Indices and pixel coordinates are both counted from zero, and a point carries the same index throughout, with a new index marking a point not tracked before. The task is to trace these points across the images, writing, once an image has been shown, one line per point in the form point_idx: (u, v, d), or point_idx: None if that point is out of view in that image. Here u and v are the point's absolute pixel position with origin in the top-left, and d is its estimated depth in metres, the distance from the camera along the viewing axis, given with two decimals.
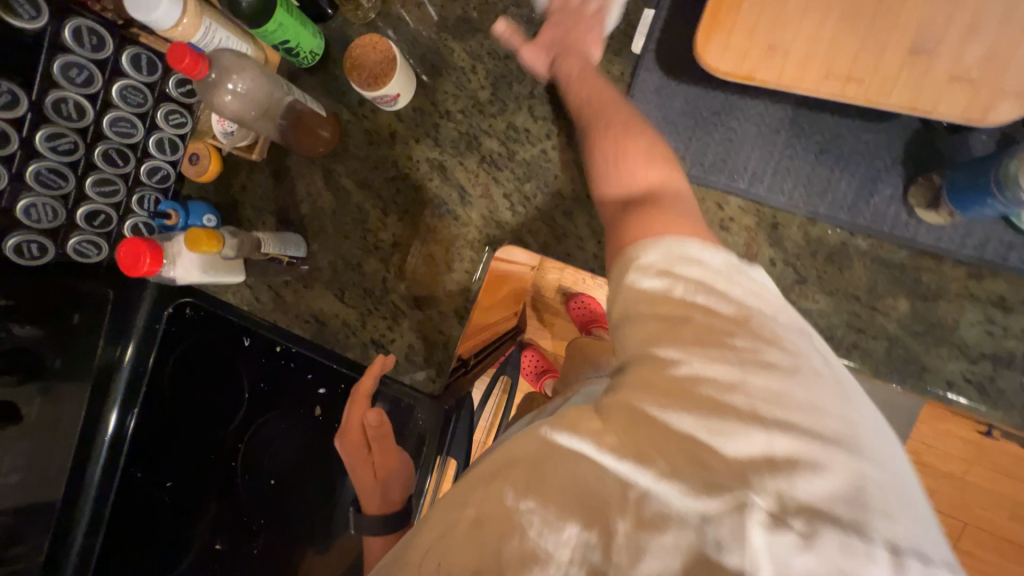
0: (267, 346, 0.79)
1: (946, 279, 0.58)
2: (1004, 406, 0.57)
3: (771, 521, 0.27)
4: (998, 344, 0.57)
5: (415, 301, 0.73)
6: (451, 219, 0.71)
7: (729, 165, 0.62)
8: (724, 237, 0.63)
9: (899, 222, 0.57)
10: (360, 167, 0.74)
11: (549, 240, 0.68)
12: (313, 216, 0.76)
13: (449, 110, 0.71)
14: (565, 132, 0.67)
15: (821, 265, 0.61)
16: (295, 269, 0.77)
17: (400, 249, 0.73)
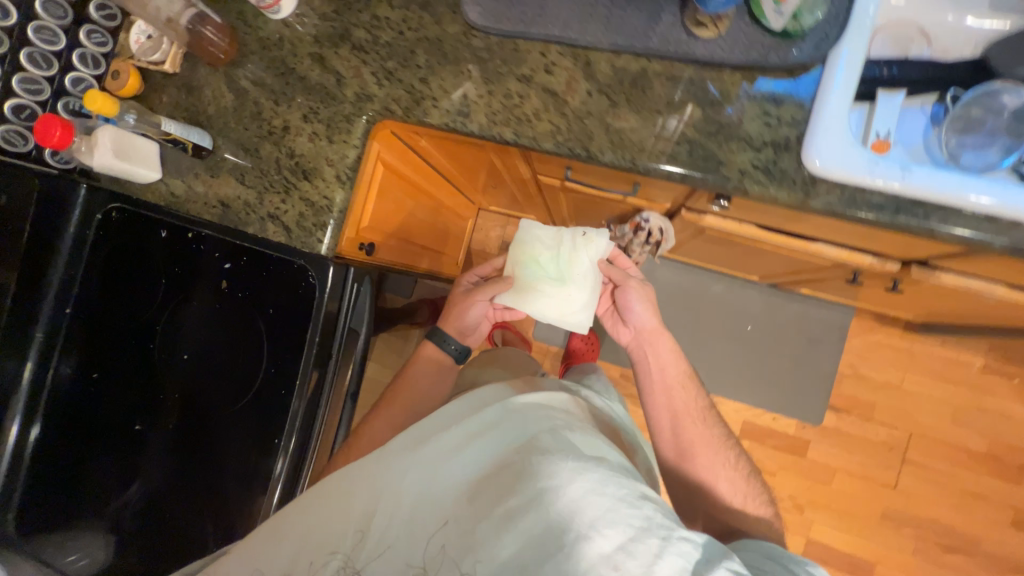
0: (179, 235, 0.88)
1: (726, 85, 0.68)
2: (785, 185, 0.66)
3: None
4: (775, 132, 0.66)
5: (305, 173, 0.83)
6: (332, 100, 0.83)
7: (544, 18, 0.73)
8: (549, 80, 0.74)
9: (680, 41, 0.68)
10: (255, 70, 0.87)
11: (411, 105, 0.79)
12: (218, 115, 0.88)
13: (326, 13, 0.84)
14: (418, 14, 0.80)
15: (627, 90, 0.71)
16: (204, 162, 0.87)
17: (291, 132, 0.84)
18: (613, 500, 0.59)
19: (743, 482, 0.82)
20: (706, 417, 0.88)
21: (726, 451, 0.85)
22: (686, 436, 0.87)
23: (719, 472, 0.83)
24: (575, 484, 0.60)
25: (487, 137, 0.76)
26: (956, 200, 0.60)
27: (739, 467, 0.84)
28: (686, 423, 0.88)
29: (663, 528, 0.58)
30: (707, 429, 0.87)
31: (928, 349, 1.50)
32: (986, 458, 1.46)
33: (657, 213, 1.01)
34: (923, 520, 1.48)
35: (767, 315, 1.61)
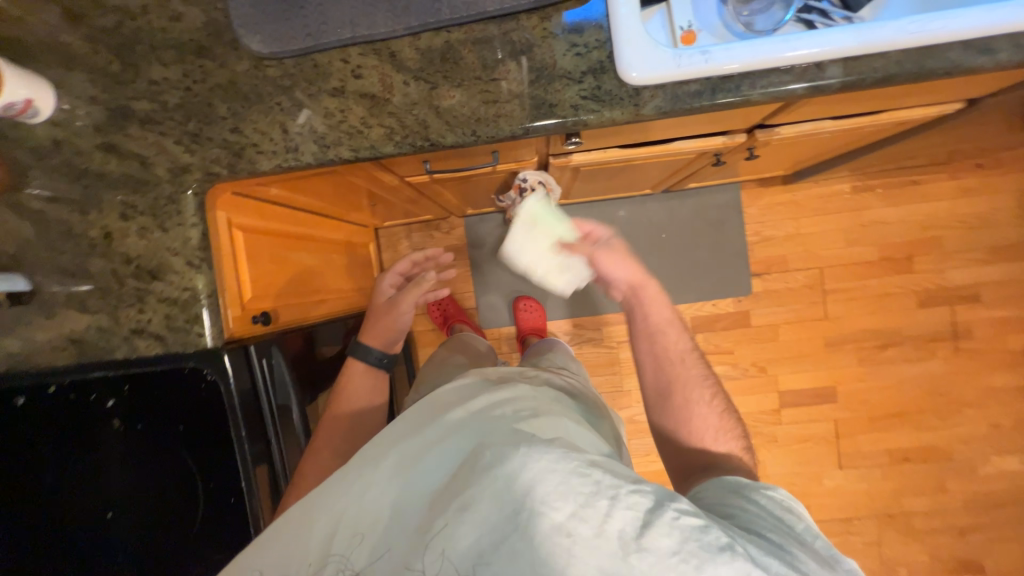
0: (40, 395, 0.77)
1: (528, 30, 0.68)
2: (616, 104, 0.68)
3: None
4: (588, 59, 0.68)
5: (152, 274, 0.75)
6: (145, 187, 0.74)
7: (329, 24, 0.69)
8: (362, 84, 0.71)
9: (468, 2, 0.67)
10: (43, 185, 0.75)
11: (233, 161, 0.73)
12: (21, 250, 0.76)
13: (94, 96, 0.74)
14: (197, 64, 0.72)
15: (441, 67, 0.69)
16: (29, 306, 0.76)
17: (115, 237, 0.75)
18: (565, 472, 0.57)
19: (721, 423, 0.79)
20: (687, 358, 0.84)
21: (706, 389, 0.81)
22: (666, 379, 0.83)
23: (699, 417, 0.79)
24: (530, 467, 0.58)
25: (326, 163, 0.72)
26: (746, 64, 0.65)
27: (719, 407, 0.81)
28: (678, 367, 0.83)
29: (617, 484, 0.57)
30: (688, 371, 0.83)
31: (809, 192, 1.67)
32: (882, 262, 1.67)
33: (531, 169, 1.03)
34: (857, 334, 1.69)
35: (673, 218, 1.71)
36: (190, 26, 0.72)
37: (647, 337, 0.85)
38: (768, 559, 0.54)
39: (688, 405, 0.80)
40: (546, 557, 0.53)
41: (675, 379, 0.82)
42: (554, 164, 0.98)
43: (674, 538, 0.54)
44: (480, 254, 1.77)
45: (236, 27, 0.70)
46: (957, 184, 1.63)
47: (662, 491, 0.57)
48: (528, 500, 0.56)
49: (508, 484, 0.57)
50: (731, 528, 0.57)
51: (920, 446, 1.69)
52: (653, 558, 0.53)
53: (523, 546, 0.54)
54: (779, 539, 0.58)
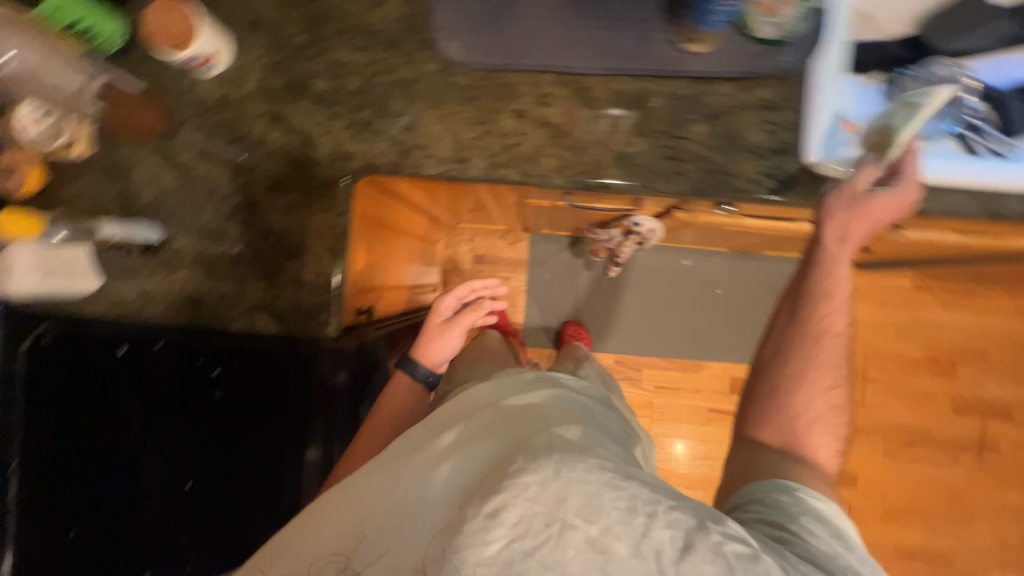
0: (144, 349, 0.74)
1: (724, 97, 0.69)
2: (795, 188, 0.68)
3: None
4: (776, 138, 0.68)
5: (289, 252, 0.73)
6: (302, 164, 0.73)
7: (530, 47, 0.69)
8: (547, 112, 0.70)
9: (674, 58, 0.68)
10: (197, 139, 0.74)
11: (398, 159, 0.72)
12: (161, 200, 0.74)
13: (271, 63, 0.73)
14: (385, 55, 0.71)
15: (629, 113, 0.69)
16: (158, 257, 0.74)
17: (260, 207, 0.73)
18: (597, 486, 0.55)
19: (829, 413, 0.64)
20: (835, 338, 0.65)
21: (835, 378, 0.65)
22: (791, 353, 0.65)
23: (807, 399, 0.64)
24: (561, 475, 0.56)
25: (492, 181, 0.72)
26: (921, 177, 0.67)
27: (835, 396, 0.64)
28: (822, 334, 0.65)
29: (658, 506, 0.54)
30: (817, 351, 0.64)
31: (871, 280, 1.70)
32: (926, 362, 1.70)
33: (649, 217, 1.01)
34: (888, 426, 1.71)
35: (735, 277, 1.73)
36: (386, 17, 0.71)
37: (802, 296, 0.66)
38: None
39: (804, 385, 0.64)
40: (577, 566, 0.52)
41: (812, 357, 0.64)
42: (676, 216, 0.98)
43: (718, 567, 0.51)
44: (538, 272, 1.77)
45: (435, 30, 0.70)
46: (1012, 303, 1.67)
47: (705, 518, 0.55)
48: (558, 507, 0.54)
49: (536, 490, 0.55)
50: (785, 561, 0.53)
51: (926, 547, 1.71)
52: None
53: (551, 554, 0.53)
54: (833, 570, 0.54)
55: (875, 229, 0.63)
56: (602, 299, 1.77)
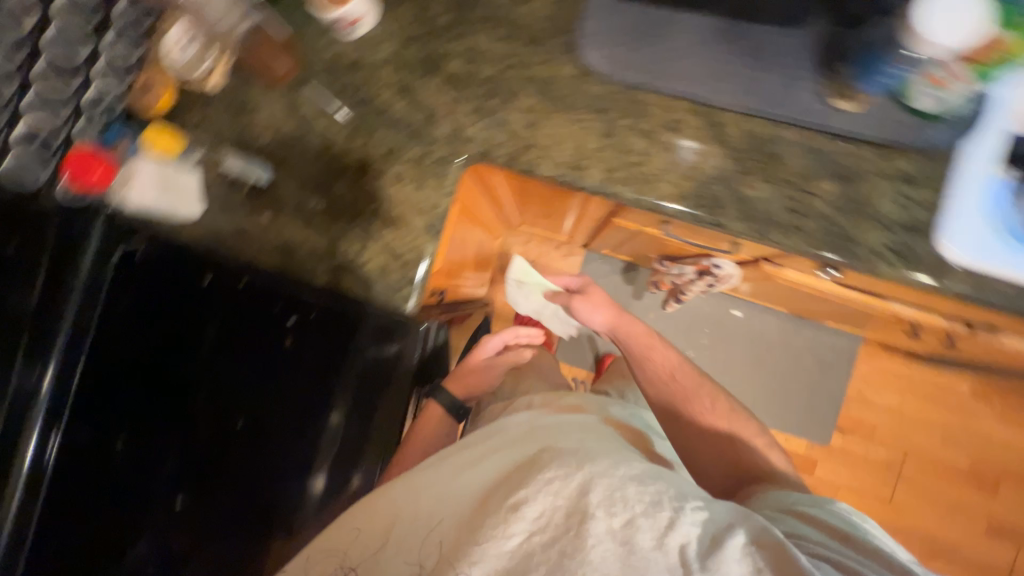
0: (230, 284, 0.75)
1: (862, 161, 0.66)
2: (919, 268, 0.65)
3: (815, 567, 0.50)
4: (909, 214, 0.65)
5: (387, 220, 0.73)
6: (419, 138, 0.73)
7: (672, 70, 0.68)
8: (675, 138, 0.69)
9: (819, 112, 0.65)
10: (324, 93, 0.75)
11: (514, 153, 0.72)
12: (277, 144, 0.75)
13: (413, 36, 0.74)
14: (525, 50, 0.72)
15: (759, 156, 0.68)
16: (261, 197, 0.75)
17: (370, 170, 0.74)
18: (621, 480, 0.55)
19: (721, 413, 0.90)
20: (682, 370, 0.93)
21: (702, 400, 0.90)
22: (665, 389, 0.92)
23: (743, 451, 0.86)
24: (587, 469, 0.56)
25: (602, 194, 0.70)
26: None
27: (721, 405, 0.90)
28: (658, 377, 0.93)
29: (686, 507, 0.53)
30: (686, 384, 0.91)
31: (927, 375, 1.62)
32: (970, 474, 1.60)
33: (733, 262, 0.99)
34: (914, 531, 1.62)
35: (785, 341, 1.67)
36: (535, 13, 0.72)
37: (642, 366, 0.94)
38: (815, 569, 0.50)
39: (695, 439, 0.87)
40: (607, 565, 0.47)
41: (670, 405, 0.90)
42: (761, 268, 0.95)
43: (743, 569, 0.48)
44: None
45: (581, 36, 0.70)
46: None
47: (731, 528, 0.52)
48: (581, 497, 0.53)
49: (559, 484, 0.55)
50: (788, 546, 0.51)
51: None
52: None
53: (575, 541, 0.49)
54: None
55: (638, 328, 0.98)
56: None
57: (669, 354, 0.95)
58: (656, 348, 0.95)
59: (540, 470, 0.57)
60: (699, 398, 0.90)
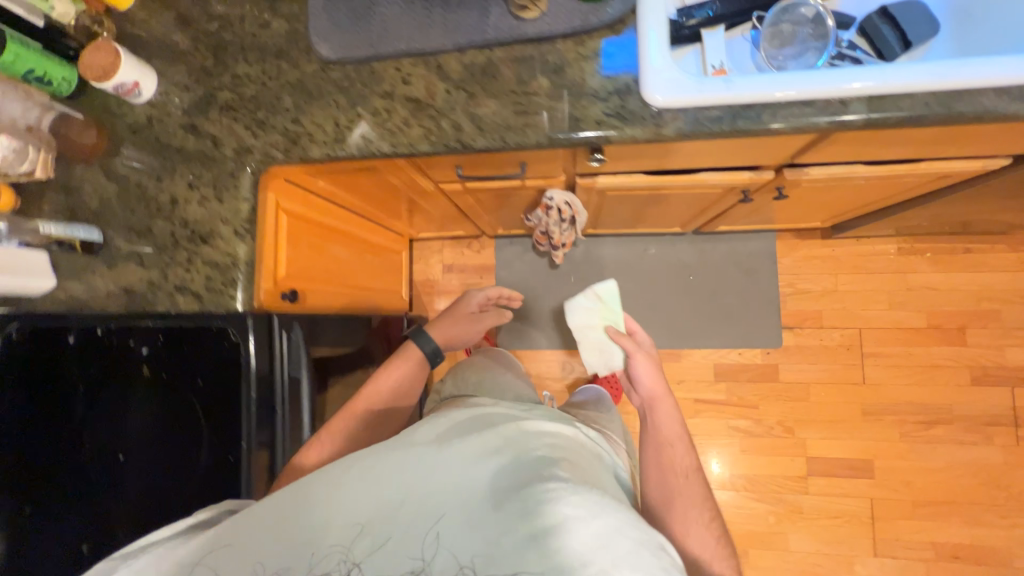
0: (89, 335, 0.85)
1: (562, 53, 0.75)
2: (639, 122, 0.72)
3: None
4: (615, 81, 0.73)
5: (202, 237, 0.83)
6: (212, 162, 0.84)
7: (388, 37, 0.79)
8: (409, 89, 0.79)
9: (512, 26, 0.75)
10: (132, 153, 0.88)
11: (288, 147, 0.82)
12: (102, 207, 0.87)
13: (188, 84, 0.87)
14: (274, 64, 0.84)
15: (479, 79, 0.77)
16: (98, 253, 0.86)
17: (179, 202, 0.84)
18: (631, 539, 0.51)
19: (715, 545, 0.79)
20: (688, 474, 0.86)
21: (702, 511, 0.82)
22: (670, 488, 0.84)
23: (692, 514, 0.82)
24: (607, 513, 0.53)
25: (367, 155, 0.80)
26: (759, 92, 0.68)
27: (714, 528, 0.81)
28: (669, 497, 0.83)
29: (640, 544, 0.51)
30: (689, 489, 0.84)
31: (850, 248, 1.62)
32: (931, 330, 1.56)
33: (559, 189, 1.06)
34: (900, 405, 1.55)
35: (704, 260, 1.69)
36: (276, 33, 0.85)
37: (685, 476, 0.86)
38: None
39: (672, 504, 0.83)
40: None
41: (677, 508, 0.82)
42: (580, 184, 1.02)
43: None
44: (507, 275, 1.82)
45: (312, 36, 0.82)
46: (1018, 256, 1.53)
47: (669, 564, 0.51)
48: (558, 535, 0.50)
49: (598, 524, 0.51)
50: None
51: (973, 545, 1.48)
52: None
53: None
54: None
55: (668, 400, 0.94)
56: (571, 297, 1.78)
57: (646, 379, 0.97)
58: (647, 378, 0.97)
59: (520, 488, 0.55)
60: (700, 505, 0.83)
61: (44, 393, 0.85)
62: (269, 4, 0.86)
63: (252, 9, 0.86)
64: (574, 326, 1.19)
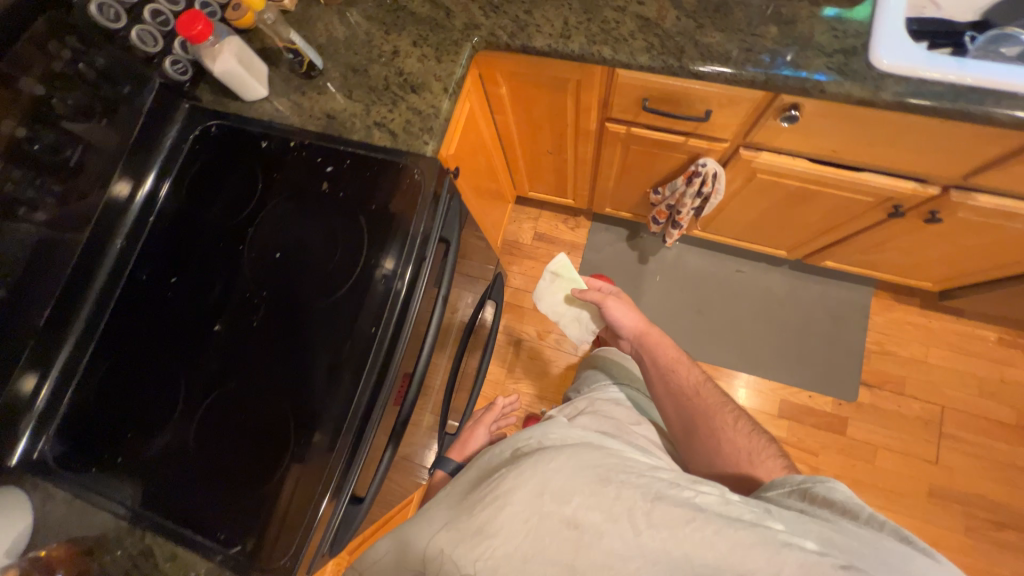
0: (281, 144, 0.92)
1: (796, 9, 0.81)
2: (858, 81, 0.76)
3: (664, 493, 0.56)
4: (843, 42, 0.78)
5: (412, 88, 0.90)
6: (441, 30, 0.93)
7: None
8: (641, 8, 0.86)
9: None
10: (369, 8, 0.97)
11: (514, 32, 0.90)
12: (328, 43, 0.96)
13: None
14: None
15: (711, 14, 0.83)
16: (313, 80, 0.94)
17: (400, 54, 0.93)
18: (530, 468, 0.59)
19: (749, 441, 0.89)
20: (703, 383, 0.98)
21: (728, 416, 0.93)
22: (693, 408, 0.96)
23: (723, 423, 0.92)
24: (519, 469, 0.60)
25: (586, 54, 0.86)
26: (986, 78, 0.72)
27: (742, 423, 0.92)
28: (701, 414, 0.94)
29: (534, 462, 0.60)
30: (711, 401, 0.95)
31: (947, 325, 1.59)
32: (1017, 429, 1.49)
33: (714, 158, 1.10)
34: (970, 497, 1.47)
35: (794, 296, 1.69)
36: None
37: (696, 390, 0.97)
38: (666, 501, 0.55)
39: (700, 420, 0.94)
40: (597, 547, 0.52)
41: (704, 423, 0.93)
42: (739, 157, 1.07)
43: (693, 509, 0.54)
44: (593, 258, 1.84)
45: None
46: None
47: (592, 475, 0.58)
48: (482, 497, 0.59)
49: (512, 479, 0.59)
50: (625, 479, 0.57)
51: None
52: (585, 516, 0.54)
53: (565, 538, 0.53)
54: (701, 508, 0.54)
55: (662, 334, 1.07)
56: (650, 294, 1.77)
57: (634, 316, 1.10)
58: (634, 318, 1.10)
59: (464, 493, 0.65)
60: (724, 414, 0.94)
61: (222, 184, 0.92)
62: None
63: None
64: (546, 308, 1.25)
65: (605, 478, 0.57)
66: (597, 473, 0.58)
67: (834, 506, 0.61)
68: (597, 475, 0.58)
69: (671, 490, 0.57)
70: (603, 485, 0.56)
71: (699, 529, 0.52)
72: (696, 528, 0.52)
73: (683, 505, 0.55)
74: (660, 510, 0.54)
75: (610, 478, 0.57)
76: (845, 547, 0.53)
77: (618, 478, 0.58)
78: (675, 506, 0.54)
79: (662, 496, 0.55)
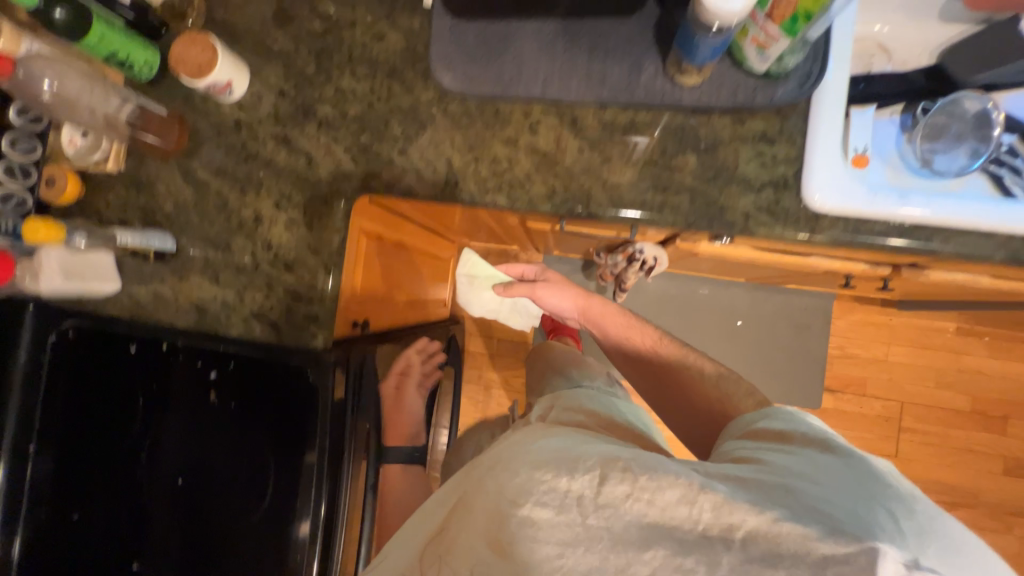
0: (154, 348, 0.79)
1: (718, 129, 0.67)
2: (793, 225, 0.65)
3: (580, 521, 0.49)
4: (773, 171, 0.66)
5: (287, 266, 0.77)
6: (304, 184, 0.77)
7: (523, 76, 0.70)
8: (536, 139, 0.71)
9: (665, 92, 0.67)
10: (215, 156, 0.79)
11: (391, 181, 0.75)
12: (177, 211, 0.80)
13: (285, 91, 0.78)
14: (385, 83, 0.75)
15: (618, 142, 0.69)
16: (169, 262, 0.80)
17: (264, 221, 0.78)
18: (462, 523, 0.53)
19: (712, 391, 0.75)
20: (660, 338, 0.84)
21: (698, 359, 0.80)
22: (651, 364, 0.83)
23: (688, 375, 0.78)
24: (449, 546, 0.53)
25: (479, 205, 0.72)
26: (933, 216, 0.62)
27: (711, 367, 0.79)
28: (660, 369, 0.82)
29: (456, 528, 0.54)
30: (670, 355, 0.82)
31: (908, 320, 1.57)
32: (972, 415, 1.54)
33: (652, 246, 0.99)
34: (927, 483, 1.55)
35: (757, 310, 1.64)
36: (390, 47, 0.75)
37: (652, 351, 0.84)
38: (627, 473, 0.50)
39: (668, 387, 0.79)
40: (565, 536, 0.49)
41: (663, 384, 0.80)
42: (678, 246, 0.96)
43: (673, 474, 0.50)
44: None
45: (432, 60, 0.71)
46: None
47: (511, 518, 0.50)
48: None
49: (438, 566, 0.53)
50: (577, 470, 0.51)
51: None
52: (549, 526, 0.49)
53: (545, 539, 0.49)
54: (668, 467, 0.51)
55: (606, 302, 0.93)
56: None
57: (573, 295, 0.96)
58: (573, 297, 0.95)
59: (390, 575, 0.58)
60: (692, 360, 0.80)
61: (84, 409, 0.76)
62: (385, 11, 0.75)
63: (363, 14, 0.76)
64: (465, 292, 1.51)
65: (568, 466, 0.51)
66: (528, 515, 0.50)
67: (783, 434, 0.59)
68: (549, 476, 0.51)
69: (619, 453, 0.53)
70: (560, 467, 0.51)
71: (672, 473, 0.50)
72: (655, 481, 0.49)
73: (627, 504, 0.49)
74: (622, 469, 0.50)
75: (573, 466, 0.51)
76: (799, 473, 0.52)
77: (562, 488, 0.50)
78: (639, 467, 0.51)
79: (624, 462, 0.51)
